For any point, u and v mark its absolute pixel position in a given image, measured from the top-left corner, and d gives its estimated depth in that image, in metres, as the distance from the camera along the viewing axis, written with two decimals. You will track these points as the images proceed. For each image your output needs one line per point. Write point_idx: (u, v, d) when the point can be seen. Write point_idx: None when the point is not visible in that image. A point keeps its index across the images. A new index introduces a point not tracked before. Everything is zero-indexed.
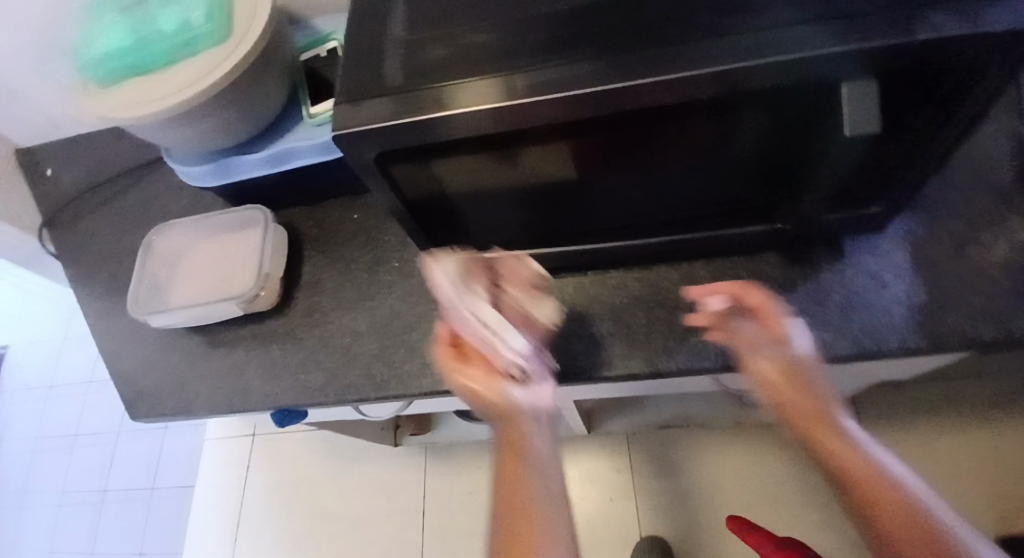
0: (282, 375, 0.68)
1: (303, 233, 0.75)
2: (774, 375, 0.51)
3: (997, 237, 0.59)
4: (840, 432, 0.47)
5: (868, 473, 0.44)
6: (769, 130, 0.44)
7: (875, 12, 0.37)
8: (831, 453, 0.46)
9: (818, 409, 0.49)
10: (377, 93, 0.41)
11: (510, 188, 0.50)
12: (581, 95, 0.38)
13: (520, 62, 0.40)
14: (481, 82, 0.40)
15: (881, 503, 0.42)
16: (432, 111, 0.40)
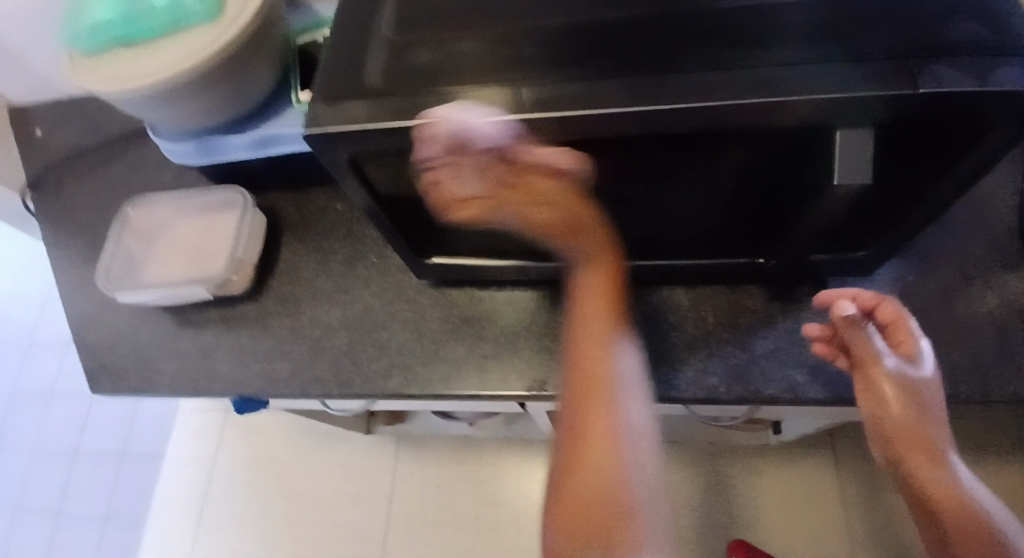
0: (246, 363, 0.66)
1: (284, 219, 0.73)
2: (894, 395, 0.45)
3: (985, 293, 0.58)
4: (944, 469, 0.44)
5: (969, 521, 0.43)
6: (761, 169, 0.42)
7: (877, 60, 0.36)
8: (933, 492, 0.44)
9: (928, 439, 0.44)
10: (356, 97, 0.40)
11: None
12: (567, 117, 0.37)
13: (502, 80, 0.39)
14: (462, 95, 0.39)
15: (977, 545, 0.42)
16: (410, 120, 0.38)
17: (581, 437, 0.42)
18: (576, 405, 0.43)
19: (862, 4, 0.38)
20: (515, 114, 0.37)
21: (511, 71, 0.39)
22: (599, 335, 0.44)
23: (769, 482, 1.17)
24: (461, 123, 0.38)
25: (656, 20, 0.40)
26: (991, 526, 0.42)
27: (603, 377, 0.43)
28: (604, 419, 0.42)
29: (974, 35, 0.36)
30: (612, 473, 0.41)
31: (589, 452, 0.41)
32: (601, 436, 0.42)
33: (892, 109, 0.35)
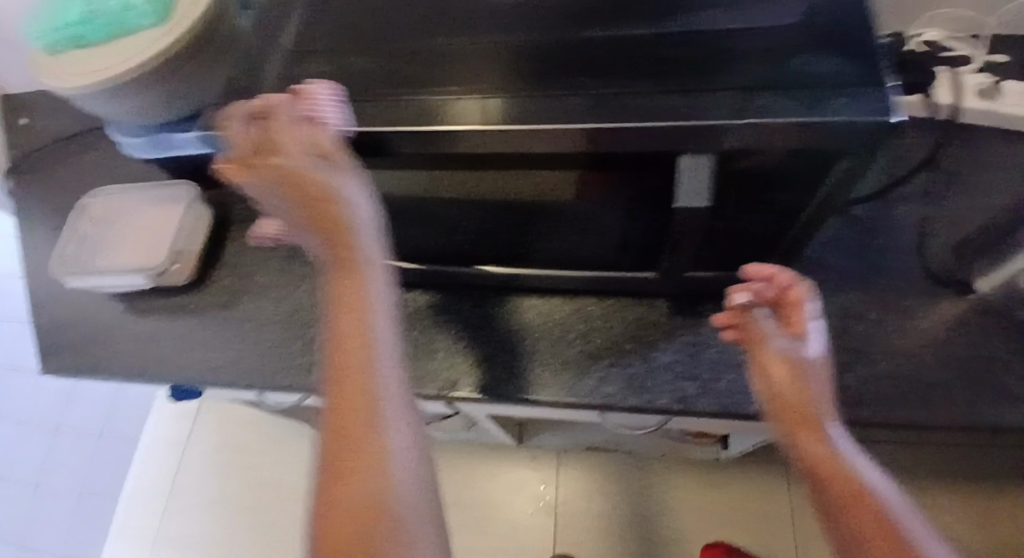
0: (181, 351, 0.69)
1: (233, 214, 0.77)
2: (781, 370, 0.47)
3: (886, 320, 0.59)
4: (829, 443, 0.44)
5: (858, 491, 0.41)
6: (632, 188, 0.45)
7: (720, 90, 0.38)
8: (817, 459, 0.43)
9: (811, 414, 0.46)
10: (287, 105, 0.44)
11: (444, 199, 0.50)
12: (435, 132, 0.40)
13: (467, 90, 0.41)
14: (437, 103, 0.41)
15: (862, 504, 0.40)
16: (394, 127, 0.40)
17: (345, 417, 0.42)
18: (334, 420, 0.43)
19: (723, 36, 0.40)
20: (495, 127, 0.39)
21: (446, 84, 0.41)
22: (357, 332, 0.45)
23: (721, 499, 1.19)
24: (439, 131, 0.40)
25: (532, 44, 0.42)
26: (881, 501, 0.40)
27: (364, 399, 0.43)
28: (366, 410, 0.42)
29: (817, 69, 0.37)
30: (382, 477, 0.41)
31: (365, 463, 0.41)
32: (359, 420, 0.42)
33: (724, 138, 0.37)
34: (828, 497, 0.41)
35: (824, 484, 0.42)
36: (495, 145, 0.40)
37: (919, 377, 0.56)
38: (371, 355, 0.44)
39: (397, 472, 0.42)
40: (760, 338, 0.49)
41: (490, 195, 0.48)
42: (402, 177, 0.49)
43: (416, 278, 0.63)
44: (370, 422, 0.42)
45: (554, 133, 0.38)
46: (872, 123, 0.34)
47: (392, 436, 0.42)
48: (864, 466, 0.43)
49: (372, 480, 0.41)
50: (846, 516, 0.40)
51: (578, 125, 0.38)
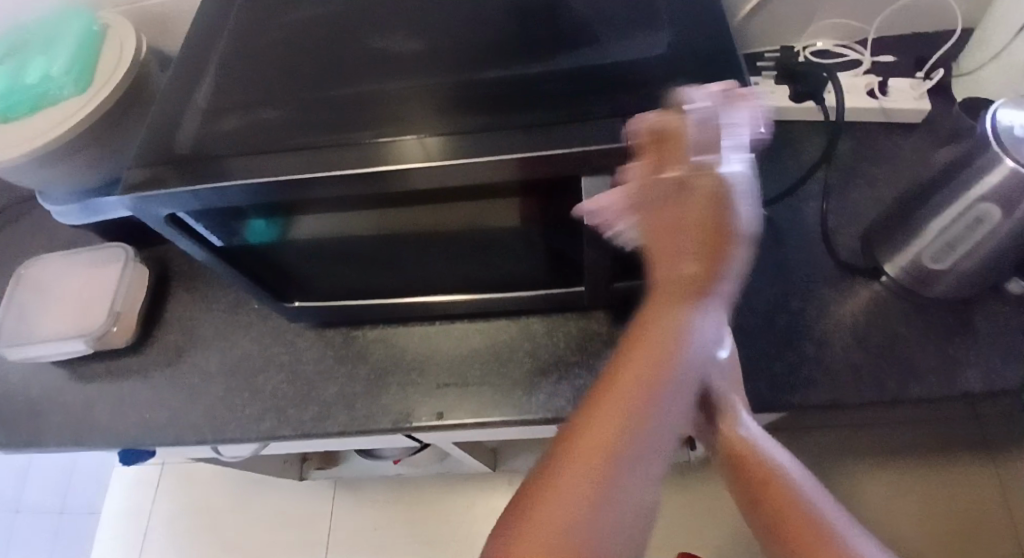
0: (128, 414, 0.68)
1: (172, 270, 0.77)
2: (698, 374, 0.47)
3: (805, 308, 0.63)
4: (739, 427, 0.46)
5: (770, 474, 0.44)
6: (547, 208, 0.48)
7: (607, 115, 0.41)
8: (735, 446, 0.46)
9: (727, 404, 0.47)
10: (235, 157, 0.44)
11: (389, 234, 0.52)
12: (347, 175, 0.41)
13: (407, 130, 0.43)
14: (381, 143, 0.42)
15: (774, 488, 0.43)
16: (343, 170, 0.41)
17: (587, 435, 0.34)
18: (564, 459, 0.33)
19: (608, 65, 0.44)
20: (440, 164, 0.41)
21: (385, 125, 0.43)
22: (655, 363, 0.36)
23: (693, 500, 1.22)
24: (390, 171, 0.41)
25: (433, 85, 0.45)
26: (788, 479, 0.43)
27: (625, 423, 0.34)
28: (620, 438, 0.33)
29: (687, 91, 0.41)
30: (607, 497, 0.32)
31: (593, 462, 0.33)
32: (600, 453, 0.33)
33: (616, 158, 0.40)
34: (747, 479, 0.45)
35: (745, 476, 0.45)
36: (439, 181, 0.42)
37: (838, 359, 0.60)
38: (664, 384, 0.36)
39: (608, 517, 0.32)
40: None
41: (420, 226, 0.51)
42: (326, 220, 0.50)
43: (362, 314, 0.65)
44: (610, 462, 0.33)
45: (493, 164, 0.41)
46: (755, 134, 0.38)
47: (639, 466, 0.33)
48: (775, 451, 0.46)
49: (580, 500, 0.32)
50: (761, 500, 0.43)
51: (516, 156, 0.40)
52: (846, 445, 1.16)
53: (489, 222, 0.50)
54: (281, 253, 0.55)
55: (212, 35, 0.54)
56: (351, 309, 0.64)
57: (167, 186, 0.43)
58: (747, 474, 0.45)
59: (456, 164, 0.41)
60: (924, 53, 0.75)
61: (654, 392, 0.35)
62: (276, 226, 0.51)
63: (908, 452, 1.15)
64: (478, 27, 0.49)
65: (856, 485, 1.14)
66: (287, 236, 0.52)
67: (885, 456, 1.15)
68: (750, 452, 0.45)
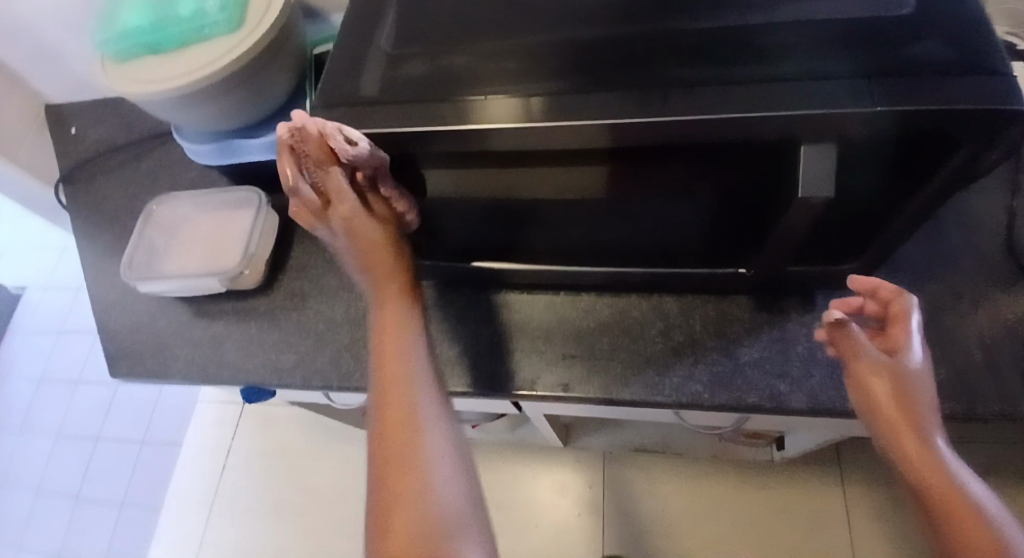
0: (256, 353, 0.69)
1: (296, 216, 0.77)
2: (879, 382, 0.45)
3: (975, 310, 0.58)
4: (930, 445, 0.42)
5: (961, 510, 0.39)
6: (733, 182, 0.44)
7: (839, 78, 0.37)
8: (915, 466, 0.42)
9: (917, 422, 0.43)
10: (345, 107, 0.43)
11: (491, 201, 0.50)
12: (542, 127, 0.39)
13: (512, 87, 0.41)
14: (479, 100, 0.41)
15: (971, 530, 0.38)
16: (439, 125, 0.41)
17: (387, 434, 0.43)
18: (381, 441, 0.43)
19: (835, 25, 0.40)
20: (541, 123, 0.39)
21: (493, 81, 0.42)
22: (398, 346, 0.47)
23: (774, 500, 1.17)
24: (477, 130, 0.40)
25: (633, 38, 0.42)
26: (991, 526, 0.38)
27: (400, 394, 0.45)
28: (412, 452, 0.42)
29: (935, 57, 0.37)
30: (413, 445, 0.42)
31: (395, 437, 0.43)
32: (404, 451, 0.42)
33: (845, 127, 0.36)
34: (936, 508, 0.40)
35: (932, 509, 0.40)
36: (542, 142, 0.40)
37: (1012, 368, 0.55)
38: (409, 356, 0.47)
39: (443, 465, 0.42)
40: (862, 356, 0.46)
41: (581, 196, 0.48)
42: (491, 181, 0.47)
43: (492, 277, 0.64)
44: (414, 449, 0.42)
45: (678, 123, 0.38)
46: (989, 112, 0.34)
47: (425, 418, 0.44)
48: (972, 481, 0.40)
49: (403, 456, 0.42)
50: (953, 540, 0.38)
51: (707, 115, 0.37)
52: None
53: (662, 194, 0.47)
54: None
55: None
56: (486, 273, 0.63)
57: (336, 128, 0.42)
58: (930, 501, 0.40)
59: (559, 123, 0.39)
60: None
61: (408, 369, 0.46)
62: (431, 186, 0.49)
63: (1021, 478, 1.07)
64: None
65: None
66: (441, 195, 0.51)
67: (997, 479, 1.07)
68: (933, 475, 0.41)
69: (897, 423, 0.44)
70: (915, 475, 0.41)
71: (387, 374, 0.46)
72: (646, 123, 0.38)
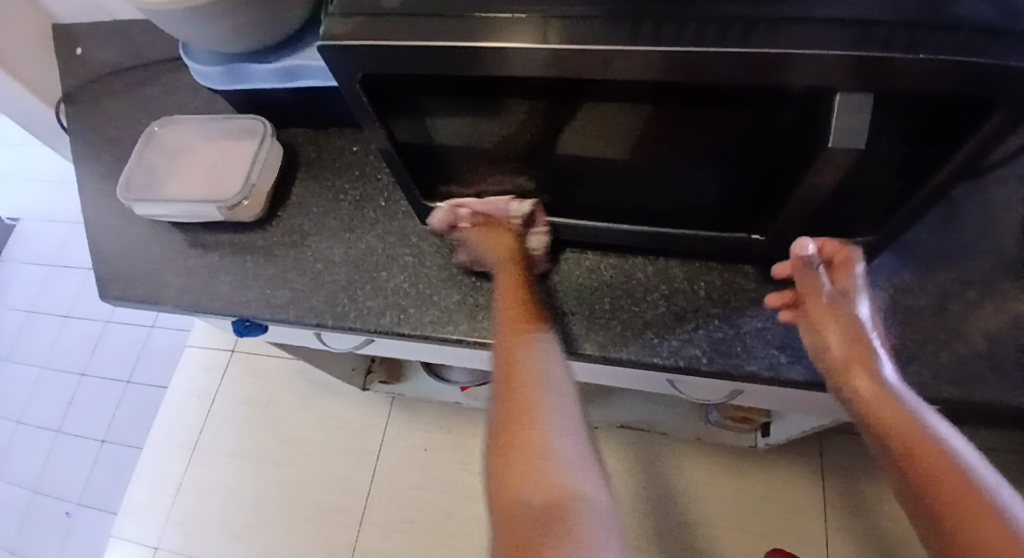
0: (250, 287, 0.68)
1: (301, 154, 0.75)
2: (836, 327, 0.52)
3: (984, 300, 0.57)
4: (882, 384, 0.49)
5: (920, 440, 0.44)
6: (756, 135, 0.43)
7: (883, 23, 0.35)
8: (872, 403, 0.48)
9: (866, 359, 0.51)
10: (361, 20, 0.42)
11: (510, 136, 0.49)
12: (573, 51, 0.38)
13: (535, 7, 0.40)
14: (502, 18, 0.40)
15: (927, 457, 0.43)
16: (458, 41, 0.39)
17: (510, 357, 0.53)
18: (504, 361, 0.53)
19: None
20: (573, 46, 0.38)
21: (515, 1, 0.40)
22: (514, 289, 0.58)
23: (754, 486, 1.18)
24: (496, 49, 0.39)
25: None
26: (949, 453, 0.43)
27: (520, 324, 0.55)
28: (530, 369, 0.52)
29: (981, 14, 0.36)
30: (533, 363, 0.52)
31: (516, 357, 0.52)
32: (525, 369, 0.52)
33: (882, 75, 0.35)
34: (902, 448, 0.45)
35: (885, 431, 0.46)
36: (563, 68, 0.39)
37: (1015, 359, 0.54)
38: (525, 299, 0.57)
39: (554, 384, 0.51)
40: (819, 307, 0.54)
41: (601, 139, 0.47)
42: (513, 116, 0.46)
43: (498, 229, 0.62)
44: (532, 367, 0.52)
45: (711, 58, 0.36)
46: None
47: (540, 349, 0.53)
48: (928, 413, 0.47)
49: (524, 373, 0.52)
50: (913, 464, 0.44)
51: (740, 51, 0.36)
52: None
53: (681, 144, 0.46)
54: (404, 145, 0.53)
55: None
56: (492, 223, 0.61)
57: (359, 39, 0.41)
58: (898, 439, 0.45)
59: (583, 47, 0.38)
60: None
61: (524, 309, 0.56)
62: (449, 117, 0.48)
63: None
64: None
65: None
66: (457, 129, 0.50)
67: None
68: (899, 420, 0.46)
69: (849, 366, 0.51)
70: (878, 417, 0.47)
71: (508, 311, 0.56)
72: (679, 55, 0.37)
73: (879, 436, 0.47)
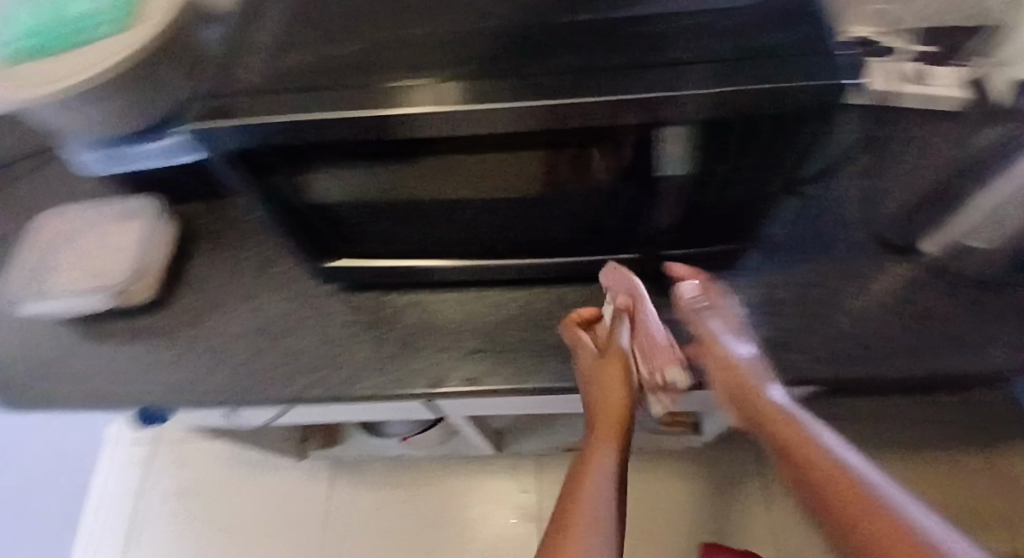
0: (150, 373, 0.66)
1: (195, 228, 0.74)
2: (726, 355, 0.57)
3: (847, 284, 0.63)
4: (777, 407, 0.54)
5: (816, 454, 0.49)
6: (613, 165, 0.47)
7: (690, 63, 0.40)
8: (772, 429, 0.53)
9: (751, 386, 0.56)
10: (250, 97, 0.43)
11: (412, 190, 0.51)
12: (444, 113, 0.41)
13: (426, 75, 0.42)
14: (395, 87, 0.42)
15: (822, 472, 0.47)
16: (350, 112, 0.41)
17: (594, 447, 0.56)
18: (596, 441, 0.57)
19: (687, 19, 0.43)
20: (451, 107, 0.41)
21: (405, 71, 0.42)
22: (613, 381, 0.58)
23: (698, 489, 1.23)
24: (385, 115, 0.41)
25: (508, 33, 0.44)
26: (843, 466, 0.47)
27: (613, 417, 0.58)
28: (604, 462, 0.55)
29: (775, 43, 0.40)
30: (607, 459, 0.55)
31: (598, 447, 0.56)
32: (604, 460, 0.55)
33: (699, 106, 0.39)
34: (799, 470, 0.49)
35: (795, 465, 0.49)
36: (452, 126, 0.41)
37: (877, 335, 0.60)
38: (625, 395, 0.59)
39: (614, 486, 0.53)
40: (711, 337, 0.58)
41: (482, 186, 0.50)
42: (403, 176, 0.49)
43: (399, 278, 0.64)
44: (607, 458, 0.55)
45: (553, 109, 0.40)
46: (815, 87, 0.38)
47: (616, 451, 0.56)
48: (820, 429, 0.52)
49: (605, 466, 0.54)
50: (813, 481, 0.47)
51: (576, 100, 0.40)
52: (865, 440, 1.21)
53: (550, 183, 0.50)
54: (301, 208, 0.53)
55: None
56: (391, 274, 0.63)
57: (227, 118, 0.42)
58: (797, 460, 0.50)
59: (464, 109, 0.41)
60: None
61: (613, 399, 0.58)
62: (339, 177, 0.50)
63: (905, 452, 1.21)
64: None
65: None
66: (349, 188, 0.51)
67: (887, 452, 1.21)
68: (799, 440, 0.51)
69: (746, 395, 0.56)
70: (784, 441, 0.52)
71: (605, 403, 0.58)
72: (528, 108, 0.40)
73: (784, 461, 0.51)
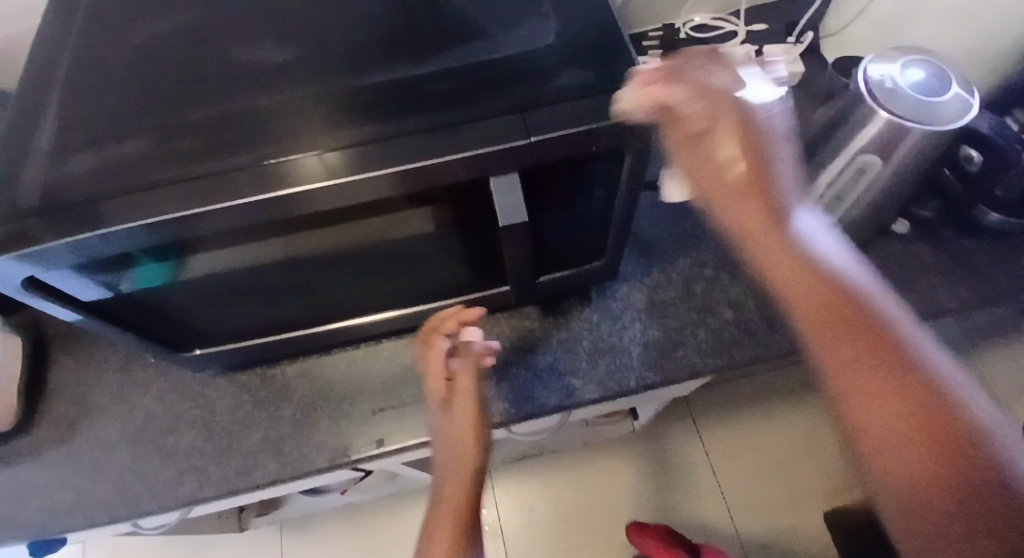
0: (23, 505, 0.60)
1: (49, 332, 0.68)
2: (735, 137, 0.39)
3: (719, 273, 0.66)
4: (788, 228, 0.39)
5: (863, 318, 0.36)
6: (458, 205, 0.47)
7: (498, 114, 0.41)
8: (790, 265, 0.38)
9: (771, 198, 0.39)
10: (115, 197, 0.39)
11: (305, 259, 0.49)
12: (313, 190, 0.39)
13: (301, 145, 0.40)
14: (273, 163, 0.40)
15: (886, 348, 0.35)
16: (239, 199, 0.39)
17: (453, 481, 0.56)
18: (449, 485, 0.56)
19: (496, 68, 0.43)
20: (344, 178, 0.39)
21: (277, 144, 0.41)
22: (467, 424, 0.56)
23: (645, 471, 1.25)
24: (288, 195, 0.39)
25: (318, 101, 0.42)
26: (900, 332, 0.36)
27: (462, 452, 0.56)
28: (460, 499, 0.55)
29: (579, 82, 0.42)
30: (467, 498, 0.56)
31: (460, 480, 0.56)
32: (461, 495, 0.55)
33: (515, 155, 0.40)
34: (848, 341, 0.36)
35: (844, 335, 0.36)
36: (346, 195, 0.40)
37: (757, 319, 0.63)
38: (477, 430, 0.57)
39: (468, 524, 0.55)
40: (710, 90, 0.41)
41: (345, 246, 0.49)
42: (275, 245, 0.47)
43: (277, 351, 0.61)
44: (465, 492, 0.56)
45: (376, 180, 0.40)
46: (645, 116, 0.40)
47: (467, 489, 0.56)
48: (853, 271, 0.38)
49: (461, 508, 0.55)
50: (863, 366, 0.35)
51: (394, 170, 0.39)
52: (791, 389, 1.28)
53: (406, 233, 0.49)
54: (172, 295, 0.50)
55: (54, 64, 0.48)
56: (267, 347, 0.59)
57: (62, 236, 0.38)
58: (844, 321, 0.36)
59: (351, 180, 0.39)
60: (792, 16, 0.78)
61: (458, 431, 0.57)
62: (209, 259, 0.46)
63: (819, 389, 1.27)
64: (358, 31, 0.46)
65: (788, 425, 1.25)
66: (216, 268, 0.47)
67: (811, 392, 1.27)
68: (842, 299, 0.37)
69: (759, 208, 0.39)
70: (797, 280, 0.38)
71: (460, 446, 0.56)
72: (357, 182, 0.39)
73: (817, 311, 0.37)
